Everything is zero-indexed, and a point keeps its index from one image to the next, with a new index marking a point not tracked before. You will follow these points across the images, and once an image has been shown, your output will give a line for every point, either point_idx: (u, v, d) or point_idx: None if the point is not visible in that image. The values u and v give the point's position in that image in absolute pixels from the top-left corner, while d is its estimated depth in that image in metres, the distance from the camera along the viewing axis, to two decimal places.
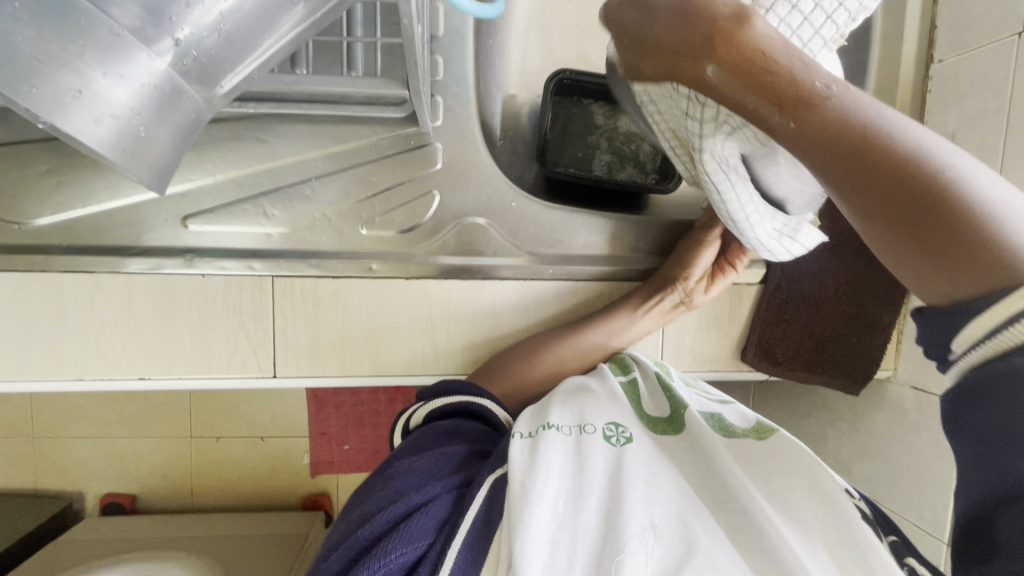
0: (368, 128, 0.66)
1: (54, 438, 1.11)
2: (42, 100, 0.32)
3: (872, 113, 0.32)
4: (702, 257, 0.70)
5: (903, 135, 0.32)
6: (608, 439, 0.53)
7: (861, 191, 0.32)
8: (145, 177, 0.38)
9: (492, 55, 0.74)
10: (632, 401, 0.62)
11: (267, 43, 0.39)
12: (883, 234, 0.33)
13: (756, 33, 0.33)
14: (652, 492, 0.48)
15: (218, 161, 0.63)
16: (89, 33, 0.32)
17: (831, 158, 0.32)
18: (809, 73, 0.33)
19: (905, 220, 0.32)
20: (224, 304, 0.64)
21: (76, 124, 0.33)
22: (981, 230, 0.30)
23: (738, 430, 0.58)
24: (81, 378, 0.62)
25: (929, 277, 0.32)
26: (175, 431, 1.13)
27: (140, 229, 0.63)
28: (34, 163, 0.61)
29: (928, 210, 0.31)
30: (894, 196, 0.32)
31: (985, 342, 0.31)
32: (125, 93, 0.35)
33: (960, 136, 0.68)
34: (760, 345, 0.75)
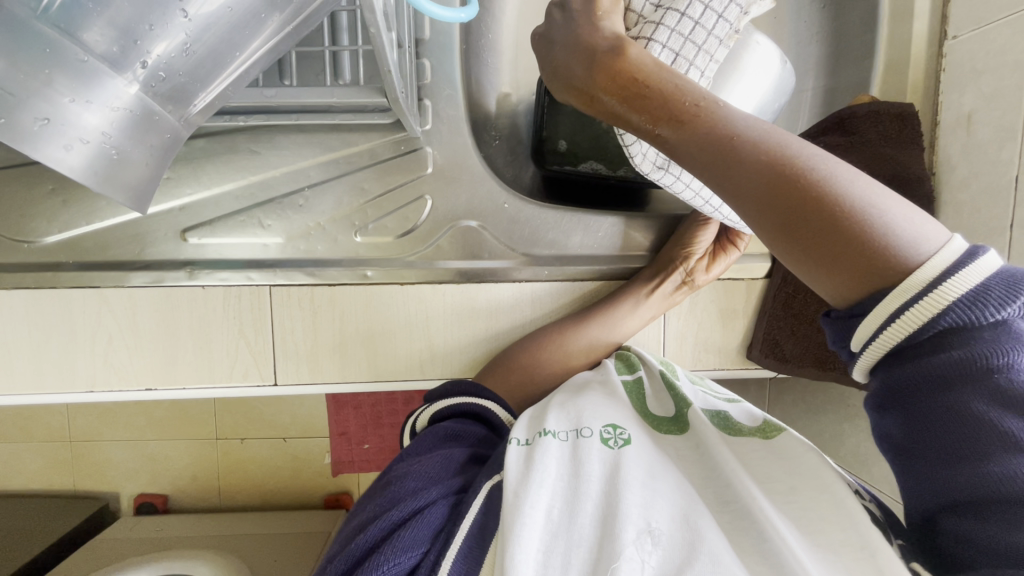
0: (359, 134, 0.65)
1: (90, 442, 1.16)
2: (14, 129, 0.33)
3: (741, 125, 0.38)
4: (703, 236, 0.70)
5: (773, 142, 0.37)
6: (606, 441, 0.50)
7: (737, 194, 0.37)
8: (122, 198, 0.39)
9: (484, 56, 0.74)
10: (637, 405, 0.58)
11: (240, 59, 0.40)
12: (763, 231, 0.37)
13: (634, 61, 0.40)
14: (652, 495, 0.45)
15: (213, 174, 0.64)
16: (56, 62, 0.33)
17: (705, 165, 0.38)
18: (685, 89, 0.39)
19: (778, 220, 0.35)
20: (225, 315, 0.65)
21: (47, 152, 0.34)
22: (846, 227, 0.34)
23: (745, 429, 0.54)
24: (92, 390, 0.65)
25: (814, 274, 0.35)
26: (201, 434, 1.17)
27: (142, 244, 0.64)
28: (39, 183, 0.62)
29: (796, 209, 0.35)
30: (764, 196, 0.36)
31: (875, 341, 0.35)
32: (96, 119, 0.36)
33: (977, 116, 0.64)
34: (766, 341, 0.72)
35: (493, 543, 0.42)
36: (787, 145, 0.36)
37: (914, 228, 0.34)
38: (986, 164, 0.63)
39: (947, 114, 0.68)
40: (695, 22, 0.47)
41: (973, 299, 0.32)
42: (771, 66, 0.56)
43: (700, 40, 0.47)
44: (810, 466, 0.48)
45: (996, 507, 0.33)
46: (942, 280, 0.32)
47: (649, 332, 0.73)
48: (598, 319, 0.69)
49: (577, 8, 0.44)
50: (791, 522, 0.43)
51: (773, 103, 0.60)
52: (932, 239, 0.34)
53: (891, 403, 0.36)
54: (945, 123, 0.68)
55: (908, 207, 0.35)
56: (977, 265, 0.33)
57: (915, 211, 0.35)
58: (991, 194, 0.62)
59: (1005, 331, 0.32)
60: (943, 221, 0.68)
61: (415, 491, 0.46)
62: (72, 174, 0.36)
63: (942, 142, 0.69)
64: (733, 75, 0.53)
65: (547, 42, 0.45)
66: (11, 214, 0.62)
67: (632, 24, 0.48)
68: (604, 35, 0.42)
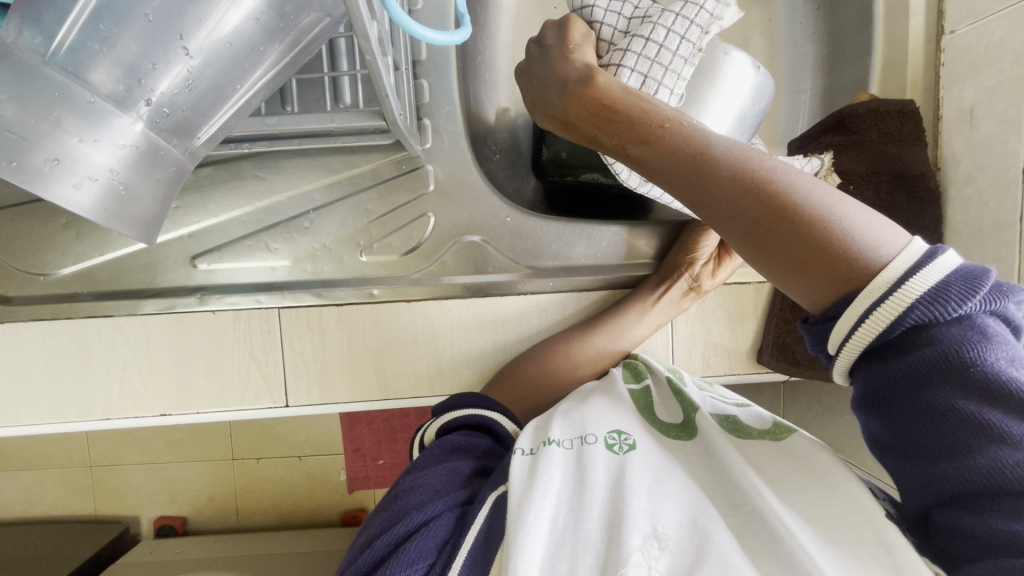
0: (362, 156, 0.66)
1: (109, 466, 1.18)
2: (23, 171, 0.34)
3: (706, 141, 0.38)
4: (704, 245, 0.70)
5: (739, 157, 0.37)
6: (611, 447, 0.50)
7: (708, 208, 0.38)
8: (130, 231, 0.40)
9: (481, 74, 0.75)
10: (643, 413, 0.57)
11: (241, 91, 0.41)
12: (736, 244, 0.38)
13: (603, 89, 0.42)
14: (658, 499, 0.44)
15: (220, 202, 0.65)
16: (64, 104, 0.34)
17: (675, 183, 0.39)
18: (650, 113, 0.40)
19: (745, 232, 0.36)
20: (236, 339, 0.66)
21: (56, 191, 0.35)
22: (808, 236, 0.35)
23: (754, 432, 0.53)
24: (108, 418, 0.65)
25: (785, 281, 0.36)
26: (217, 455, 1.18)
27: (153, 272, 0.65)
28: (52, 218, 0.64)
29: (764, 219, 0.36)
30: (731, 211, 0.37)
31: (847, 345, 0.35)
32: (104, 156, 0.37)
33: (980, 111, 0.63)
34: (777, 344, 0.71)
35: (498, 555, 0.42)
36: (751, 159, 0.37)
37: (874, 231, 0.35)
38: (992, 157, 0.62)
39: (949, 108, 0.68)
40: (660, 45, 0.47)
41: (935, 296, 0.32)
42: (749, 78, 0.57)
43: (666, 61, 0.48)
44: (825, 466, 0.47)
45: (989, 500, 0.32)
46: (904, 279, 0.33)
47: (656, 339, 0.73)
48: (603, 329, 0.69)
49: (550, 43, 0.46)
50: (803, 522, 0.42)
51: (756, 111, 0.60)
52: (897, 245, 0.34)
53: (873, 404, 0.36)
54: (947, 118, 0.68)
55: (869, 213, 0.36)
56: (936, 265, 0.33)
57: (876, 217, 0.35)
58: (999, 188, 0.61)
59: (969, 325, 0.33)
60: (951, 217, 0.67)
61: (421, 505, 0.46)
62: (82, 212, 0.36)
63: (946, 136, 0.68)
64: (709, 87, 0.54)
65: (526, 76, 0.46)
66: (26, 248, 0.64)
67: (603, 52, 0.49)
68: (573, 63, 0.44)
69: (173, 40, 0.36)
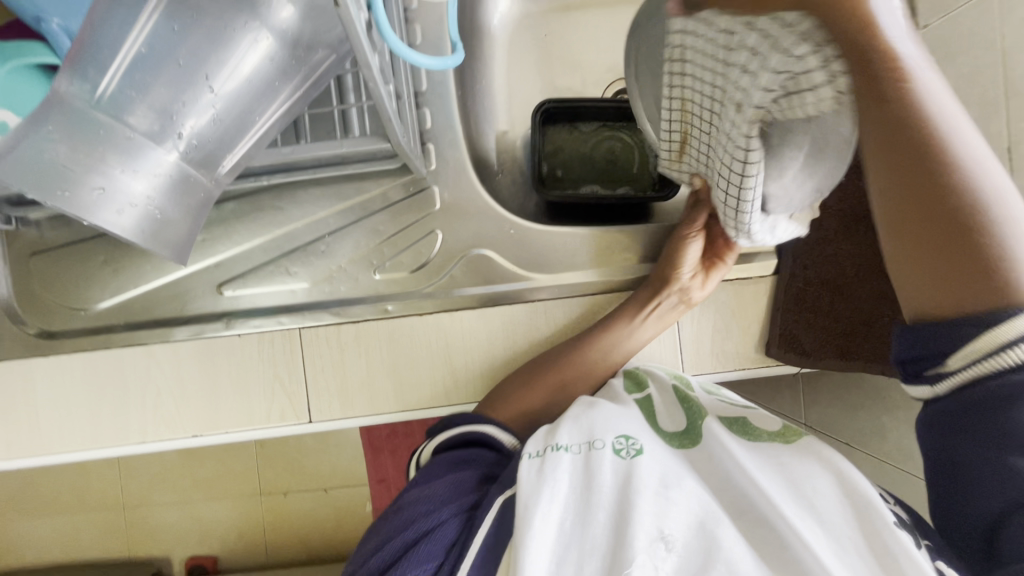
0: (372, 181, 0.71)
1: (142, 506, 1.21)
2: (74, 200, 0.38)
3: (946, 123, 0.40)
4: (687, 257, 0.71)
5: (959, 151, 0.40)
6: (619, 452, 0.50)
7: (901, 185, 0.40)
8: (164, 251, 0.44)
9: (480, 101, 0.81)
10: (644, 420, 0.58)
11: (259, 124, 0.46)
12: (895, 235, 0.41)
13: (858, 44, 0.38)
14: (665, 504, 0.45)
15: (243, 232, 0.70)
16: (108, 140, 0.39)
17: (891, 151, 0.40)
18: (921, 102, 0.39)
19: (936, 228, 0.39)
20: (261, 359, 0.69)
21: (102, 216, 0.39)
22: (993, 258, 0.38)
23: (764, 434, 0.54)
24: (143, 442, 0.69)
25: (925, 282, 0.40)
26: (246, 490, 1.21)
27: (183, 300, 0.70)
28: (93, 256, 0.70)
29: (968, 218, 0.39)
30: (937, 211, 0.39)
31: (984, 362, 0.39)
32: (142, 184, 0.41)
33: (961, 96, 0.65)
34: (784, 335, 0.71)
35: (507, 556, 0.44)
36: (976, 158, 0.40)
37: (1017, 250, 0.38)
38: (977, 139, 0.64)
39: None
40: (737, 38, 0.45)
41: None
42: None
43: None
44: (831, 466, 0.48)
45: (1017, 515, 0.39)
46: (1010, 320, 0.37)
47: (664, 339, 0.74)
48: (599, 343, 0.70)
49: None
50: (815, 524, 0.44)
51: None
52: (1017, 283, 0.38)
53: (940, 416, 0.42)
54: None
55: (1022, 230, 0.39)
56: None
57: (1021, 230, 0.39)
58: None
59: None
60: None
61: (428, 512, 0.49)
62: (123, 234, 0.40)
63: None
64: None
65: None
66: (69, 285, 0.69)
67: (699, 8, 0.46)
68: None
69: (201, 81, 0.41)
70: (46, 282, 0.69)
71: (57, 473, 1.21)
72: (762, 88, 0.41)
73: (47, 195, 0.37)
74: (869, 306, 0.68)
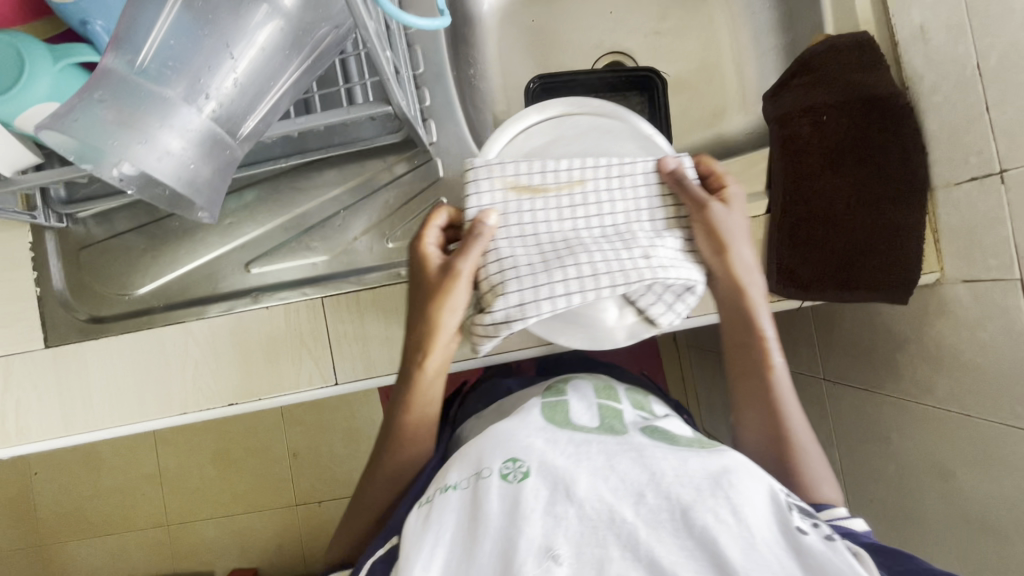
0: (381, 159, 0.79)
1: (186, 522, 1.43)
2: (122, 150, 0.44)
3: (749, 312, 0.64)
4: (453, 298, 0.59)
5: (761, 355, 0.65)
6: (506, 477, 0.45)
7: (745, 374, 0.67)
8: (200, 199, 0.49)
9: (476, 84, 0.88)
10: (555, 419, 0.53)
11: (276, 87, 0.51)
12: (773, 434, 0.64)
13: (713, 218, 0.59)
14: (553, 524, 0.43)
15: (266, 214, 0.79)
16: (148, 100, 0.45)
17: (739, 343, 0.66)
18: (739, 260, 0.62)
19: (772, 406, 0.65)
20: (289, 329, 0.74)
21: (145, 164, 0.45)
22: (814, 478, 0.62)
23: (682, 440, 0.50)
24: (186, 413, 0.74)
25: (783, 472, 0.64)
26: (282, 500, 1.43)
27: (217, 280, 0.78)
28: (138, 246, 0.79)
29: (761, 393, 0.65)
30: (756, 362, 0.65)
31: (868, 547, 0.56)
32: (178, 137, 0.47)
33: (930, 27, 0.68)
34: (782, 268, 0.72)
35: None
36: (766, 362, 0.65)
37: (821, 474, 0.63)
38: (948, 64, 0.67)
39: (903, 33, 0.73)
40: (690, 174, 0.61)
41: None
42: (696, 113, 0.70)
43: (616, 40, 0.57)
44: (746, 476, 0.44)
45: None
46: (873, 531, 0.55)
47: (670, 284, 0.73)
48: (417, 391, 0.63)
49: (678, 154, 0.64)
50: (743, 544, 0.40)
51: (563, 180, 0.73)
52: (833, 495, 0.62)
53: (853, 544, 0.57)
54: (903, 40, 0.73)
55: (825, 466, 0.63)
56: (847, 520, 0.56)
57: (824, 469, 0.63)
58: (962, 88, 0.65)
59: None
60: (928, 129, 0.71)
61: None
62: (162, 179, 0.46)
63: (906, 57, 0.73)
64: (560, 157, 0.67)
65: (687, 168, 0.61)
66: (118, 272, 0.78)
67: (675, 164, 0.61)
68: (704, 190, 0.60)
69: (222, 48, 0.47)
70: (103, 271, 0.78)
71: (149, 483, 1.44)
72: (648, 203, 0.61)
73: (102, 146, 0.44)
74: (857, 241, 0.72)
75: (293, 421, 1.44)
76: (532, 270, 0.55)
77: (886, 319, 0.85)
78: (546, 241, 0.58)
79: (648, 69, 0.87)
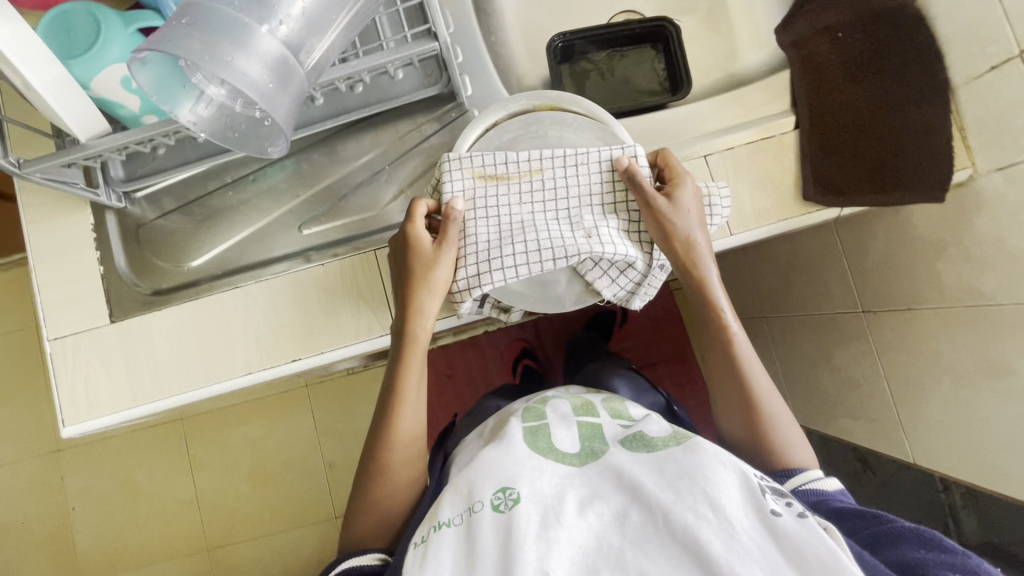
0: (417, 117, 0.83)
1: (223, 546, 1.42)
2: (212, 60, 0.48)
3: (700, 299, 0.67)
4: (439, 272, 0.63)
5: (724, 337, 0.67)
6: (495, 508, 0.52)
7: (713, 355, 0.69)
8: (279, 114, 0.52)
9: (498, 48, 0.93)
10: (540, 448, 0.59)
11: (336, 20, 0.57)
12: (737, 413, 0.67)
13: (659, 215, 0.62)
14: (547, 546, 0.48)
15: (311, 179, 0.83)
16: (230, 21, 0.50)
17: (705, 325, 0.69)
18: (685, 252, 0.63)
19: (730, 385, 0.68)
20: (345, 283, 0.77)
21: (233, 73, 0.49)
22: None
23: (659, 443, 0.56)
24: (249, 373, 0.75)
25: (746, 446, 0.67)
26: (320, 515, 1.42)
27: (270, 244, 0.81)
28: (192, 220, 0.83)
29: (727, 372, 0.68)
30: (718, 343, 0.68)
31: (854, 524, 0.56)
32: (258, 52, 0.50)
33: None
34: (818, 178, 0.74)
35: None
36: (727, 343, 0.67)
37: (794, 444, 0.65)
38: None
39: None
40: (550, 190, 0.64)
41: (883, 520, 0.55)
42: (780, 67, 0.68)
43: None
44: (706, 468, 0.50)
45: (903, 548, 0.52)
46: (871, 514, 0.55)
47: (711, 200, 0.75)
48: (405, 370, 0.67)
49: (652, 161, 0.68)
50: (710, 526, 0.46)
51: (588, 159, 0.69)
52: (808, 461, 0.65)
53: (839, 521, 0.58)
54: None
55: (796, 437, 0.66)
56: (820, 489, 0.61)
57: (796, 437, 0.66)
58: None
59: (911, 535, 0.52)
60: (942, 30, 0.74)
61: None
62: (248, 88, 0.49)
63: None
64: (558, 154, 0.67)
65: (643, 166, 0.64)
66: (175, 246, 0.82)
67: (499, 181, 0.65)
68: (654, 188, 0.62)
69: None
70: (160, 249, 0.81)
71: (187, 505, 1.44)
72: (599, 189, 0.64)
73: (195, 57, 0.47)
74: (887, 145, 0.75)
75: (327, 431, 1.45)
76: (489, 246, 0.61)
77: (920, 232, 0.85)
78: (503, 221, 0.63)
79: (659, 18, 0.91)
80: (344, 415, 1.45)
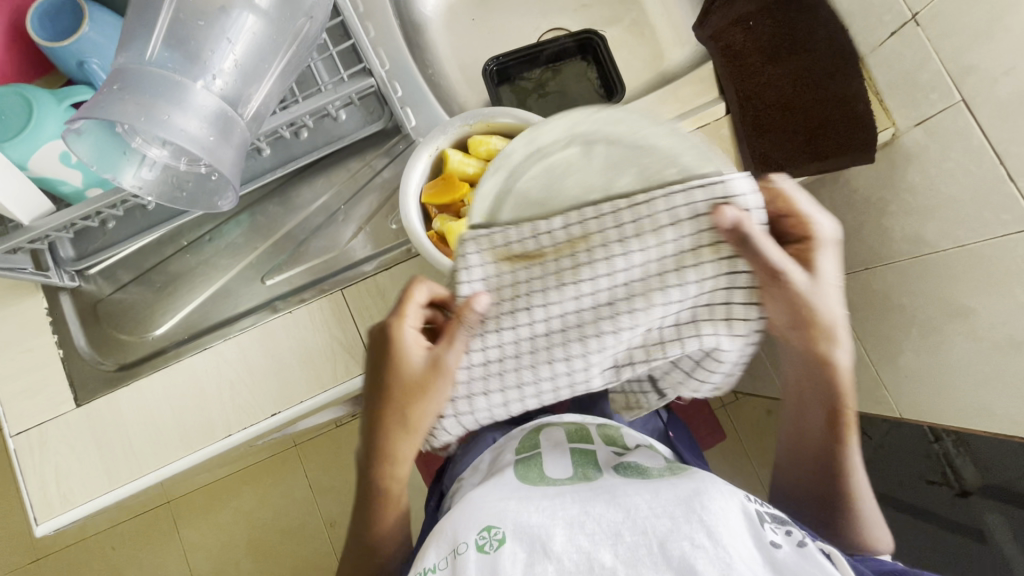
0: (366, 154, 0.84)
1: None
2: (147, 118, 0.48)
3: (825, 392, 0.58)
4: (439, 389, 0.53)
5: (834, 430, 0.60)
6: (480, 548, 0.50)
7: (809, 436, 0.62)
8: (222, 165, 0.52)
9: (436, 79, 0.96)
10: (533, 477, 0.61)
11: (269, 74, 0.59)
12: (823, 493, 0.63)
13: (784, 292, 0.50)
14: None
15: (269, 230, 0.83)
16: (163, 82, 0.51)
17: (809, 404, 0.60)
18: (817, 335, 0.54)
19: (821, 471, 0.62)
20: (316, 328, 0.76)
21: (169, 130, 0.49)
22: None
23: (655, 470, 0.61)
24: (229, 435, 0.73)
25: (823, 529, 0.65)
26: None
27: (234, 300, 0.80)
28: (152, 289, 0.81)
29: (826, 465, 0.62)
30: (828, 429, 0.60)
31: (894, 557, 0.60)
32: (194, 108, 0.51)
33: None
34: (757, 156, 0.78)
35: None
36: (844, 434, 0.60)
37: (879, 534, 0.65)
38: None
39: None
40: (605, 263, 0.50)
41: None
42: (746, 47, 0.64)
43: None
44: (698, 495, 0.52)
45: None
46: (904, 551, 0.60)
47: None
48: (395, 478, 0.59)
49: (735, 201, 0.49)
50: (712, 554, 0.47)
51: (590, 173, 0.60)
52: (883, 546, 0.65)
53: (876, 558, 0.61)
54: None
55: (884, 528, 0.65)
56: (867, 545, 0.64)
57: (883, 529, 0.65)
58: None
59: None
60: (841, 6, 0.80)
61: None
62: (187, 142, 0.50)
63: None
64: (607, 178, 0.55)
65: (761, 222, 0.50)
66: (137, 317, 0.80)
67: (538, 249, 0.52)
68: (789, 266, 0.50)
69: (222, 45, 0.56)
70: (122, 323, 0.79)
71: None
72: (663, 259, 0.50)
73: (127, 117, 0.48)
74: (815, 117, 0.79)
75: (322, 490, 1.40)
76: (517, 352, 0.51)
77: (862, 193, 0.89)
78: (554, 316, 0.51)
79: (586, 31, 0.96)
80: (337, 471, 1.41)
